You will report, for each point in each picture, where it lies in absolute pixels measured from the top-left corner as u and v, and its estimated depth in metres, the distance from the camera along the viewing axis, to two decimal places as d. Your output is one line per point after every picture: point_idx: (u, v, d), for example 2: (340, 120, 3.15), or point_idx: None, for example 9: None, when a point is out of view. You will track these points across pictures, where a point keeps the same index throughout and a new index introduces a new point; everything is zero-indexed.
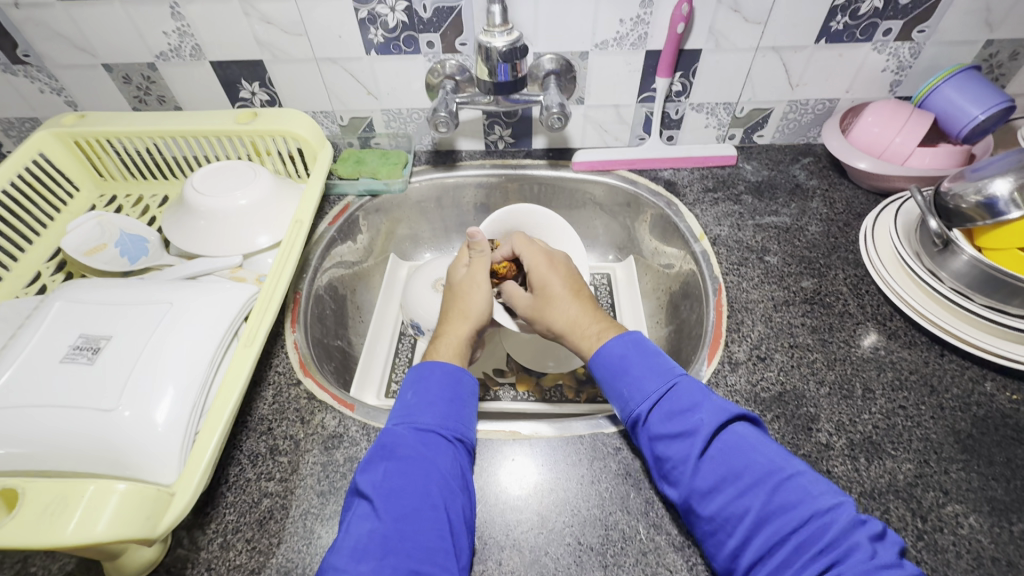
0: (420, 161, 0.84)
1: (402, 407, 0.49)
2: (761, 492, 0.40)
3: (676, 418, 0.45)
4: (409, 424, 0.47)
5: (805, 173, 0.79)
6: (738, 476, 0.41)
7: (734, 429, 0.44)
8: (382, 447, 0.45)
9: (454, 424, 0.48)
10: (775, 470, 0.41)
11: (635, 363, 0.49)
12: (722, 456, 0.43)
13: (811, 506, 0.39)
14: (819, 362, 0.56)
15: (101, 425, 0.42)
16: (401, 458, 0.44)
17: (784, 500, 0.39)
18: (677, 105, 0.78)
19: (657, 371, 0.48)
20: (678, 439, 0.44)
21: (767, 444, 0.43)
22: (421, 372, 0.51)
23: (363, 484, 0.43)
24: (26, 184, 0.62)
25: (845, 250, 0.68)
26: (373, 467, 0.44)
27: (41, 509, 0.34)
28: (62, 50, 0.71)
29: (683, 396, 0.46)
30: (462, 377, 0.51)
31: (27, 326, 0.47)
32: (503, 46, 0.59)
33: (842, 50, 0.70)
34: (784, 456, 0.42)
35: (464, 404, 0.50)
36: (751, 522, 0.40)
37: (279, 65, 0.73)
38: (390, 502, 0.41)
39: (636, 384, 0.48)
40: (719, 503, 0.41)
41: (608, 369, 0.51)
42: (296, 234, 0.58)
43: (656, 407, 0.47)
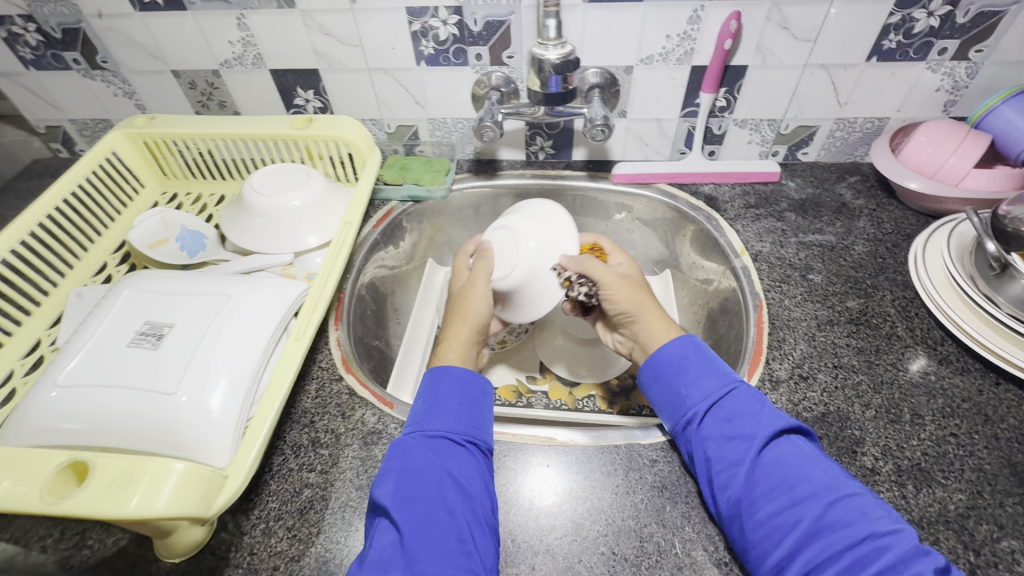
0: (462, 170, 0.86)
1: (414, 414, 0.49)
2: (815, 506, 0.40)
3: (734, 420, 0.45)
4: (420, 432, 0.47)
5: (852, 192, 0.77)
6: (793, 487, 0.41)
7: (791, 441, 0.44)
8: (394, 457, 0.45)
9: (467, 427, 0.48)
10: (832, 487, 0.41)
11: (695, 364, 0.50)
12: (778, 465, 0.43)
13: (866, 526, 0.38)
14: (864, 385, 0.55)
15: (161, 407, 0.44)
16: (413, 468, 0.44)
17: (840, 516, 0.39)
18: (721, 120, 0.78)
19: (714, 375, 0.49)
20: (733, 442, 0.45)
21: (824, 461, 0.43)
22: (434, 378, 0.51)
23: (381, 496, 0.43)
24: (99, 180, 0.67)
25: (893, 271, 0.66)
26: (385, 478, 0.44)
27: (108, 483, 0.36)
28: (136, 57, 0.76)
29: (740, 402, 0.47)
30: (475, 380, 0.52)
31: (98, 312, 0.50)
32: (555, 58, 0.60)
33: (894, 69, 0.69)
34: (842, 477, 0.42)
35: (479, 406, 0.50)
36: (802, 534, 0.39)
37: (334, 74, 0.76)
38: (408, 513, 0.41)
39: (693, 384, 0.49)
40: (769, 509, 0.41)
41: (664, 368, 0.51)
42: (345, 234, 0.60)
43: (712, 408, 0.47)
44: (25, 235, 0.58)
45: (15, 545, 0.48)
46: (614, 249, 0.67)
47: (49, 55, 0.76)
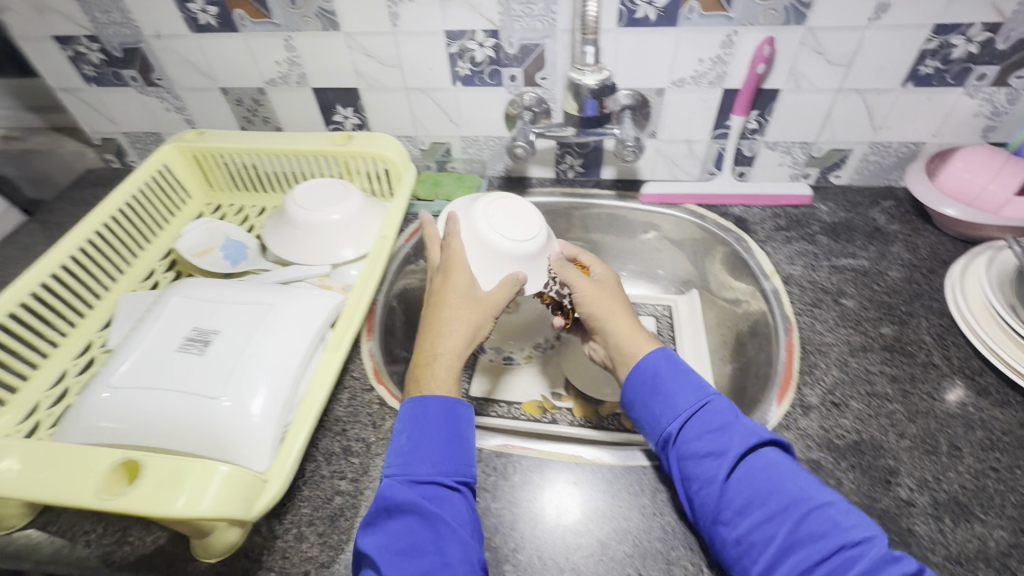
0: (492, 186, 0.88)
1: (397, 454, 0.46)
2: (787, 521, 0.41)
3: (706, 437, 0.46)
4: (406, 477, 0.45)
5: (886, 217, 0.76)
6: (765, 502, 0.42)
7: (764, 454, 0.45)
8: (383, 507, 0.43)
9: (455, 467, 0.46)
10: (803, 499, 0.41)
11: (668, 381, 0.51)
12: (751, 480, 0.43)
13: (840, 537, 0.39)
14: (899, 414, 0.54)
15: (205, 410, 0.46)
16: (404, 521, 0.42)
17: (812, 529, 0.40)
18: (752, 143, 0.78)
19: (687, 390, 0.50)
20: (705, 459, 0.45)
21: (796, 471, 0.44)
22: (415, 413, 0.48)
23: (368, 548, 0.41)
24: (150, 191, 0.70)
25: (929, 298, 0.65)
26: (377, 530, 0.42)
27: (159, 481, 0.38)
28: (189, 75, 0.80)
29: (713, 417, 0.47)
30: (459, 412, 0.49)
31: (150, 316, 0.53)
32: (593, 83, 0.62)
33: (930, 94, 0.69)
34: (815, 486, 0.43)
35: (463, 443, 0.48)
36: (777, 548, 0.40)
37: (373, 93, 0.79)
38: (400, 569, 0.40)
39: (668, 402, 0.50)
40: (745, 526, 0.41)
41: (640, 386, 0.52)
42: (382, 248, 0.62)
43: (686, 425, 0.48)
44: (83, 241, 0.61)
45: (61, 538, 0.50)
46: (594, 260, 0.66)
47: (109, 72, 0.81)
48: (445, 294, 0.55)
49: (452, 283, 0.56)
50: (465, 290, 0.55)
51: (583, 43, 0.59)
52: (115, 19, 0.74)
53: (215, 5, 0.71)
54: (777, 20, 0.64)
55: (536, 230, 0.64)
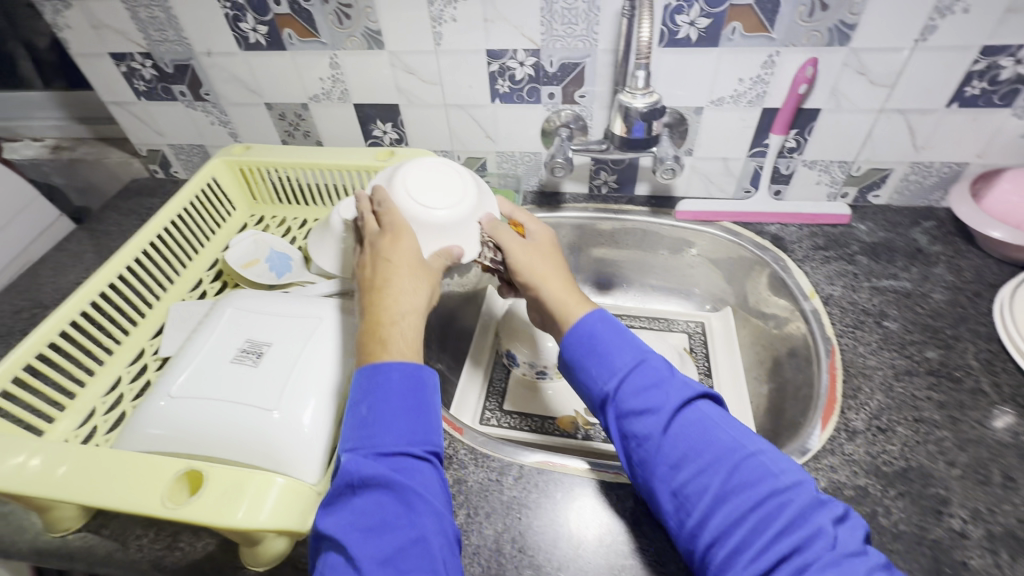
0: (526, 201, 0.89)
1: (358, 425, 0.43)
2: (721, 472, 0.41)
3: (642, 394, 0.46)
4: (370, 449, 0.41)
5: (927, 238, 0.75)
6: (699, 455, 0.42)
7: (698, 407, 0.45)
8: (345, 484, 0.40)
9: (421, 436, 0.43)
10: (736, 448, 0.42)
11: (605, 339, 0.50)
12: (687, 433, 0.43)
13: (771, 485, 0.40)
14: (948, 441, 0.53)
15: (260, 422, 0.47)
16: (370, 498, 0.39)
17: (745, 478, 0.40)
18: (789, 161, 0.78)
19: (625, 349, 0.49)
20: (642, 416, 0.45)
21: (729, 421, 0.44)
22: (374, 379, 0.44)
23: (330, 529, 0.39)
24: (200, 204, 0.73)
25: (976, 322, 0.64)
26: (342, 510, 0.39)
27: (222, 491, 0.39)
28: (236, 91, 0.83)
29: (648, 373, 0.47)
30: (425, 378, 0.45)
31: (205, 327, 0.55)
32: (643, 107, 0.62)
33: (976, 115, 0.68)
34: (747, 436, 0.43)
35: (429, 410, 0.44)
36: (712, 500, 0.40)
37: (412, 109, 0.81)
38: (367, 549, 0.37)
39: (606, 360, 0.49)
40: (681, 479, 0.42)
41: (578, 345, 0.51)
42: None
43: (623, 383, 0.47)
44: (139, 252, 0.64)
45: (114, 542, 0.51)
46: (530, 220, 0.66)
47: (160, 87, 0.84)
48: (395, 257, 0.51)
49: (402, 246, 0.52)
50: (413, 253, 0.52)
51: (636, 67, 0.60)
52: (168, 37, 0.77)
53: (265, 24, 0.73)
54: (820, 41, 0.64)
55: (469, 191, 0.62)
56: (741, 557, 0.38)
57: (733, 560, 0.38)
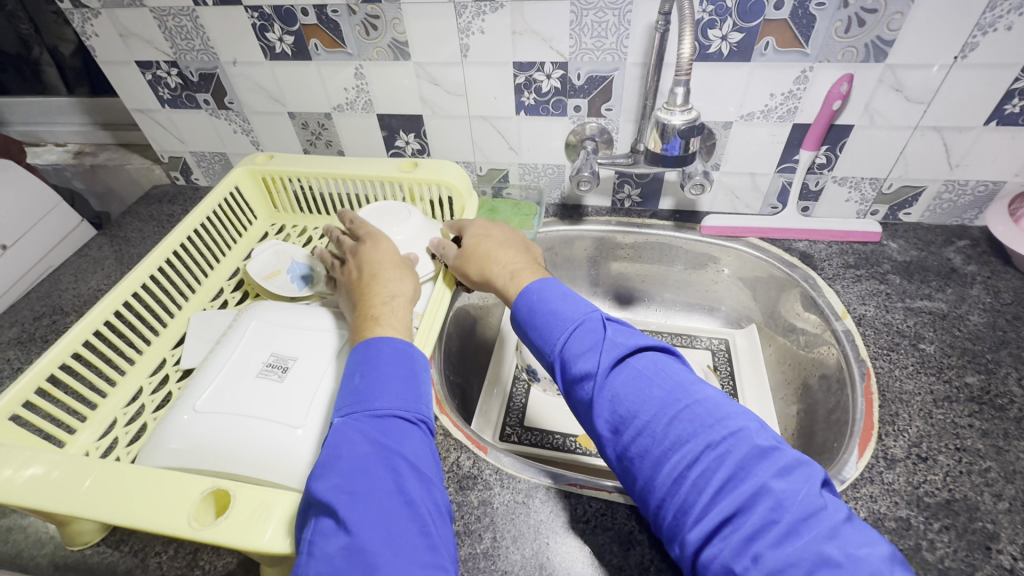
0: (548, 214, 0.88)
1: (351, 392, 0.44)
2: (659, 430, 0.40)
3: (579, 357, 0.45)
4: (364, 411, 0.42)
5: (961, 257, 0.73)
6: (637, 415, 0.41)
7: (634, 364, 0.44)
8: (336, 444, 0.39)
9: (413, 405, 0.44)
10: (672, 403, 0.40)
11: (545, 305, 0.50)
12: (622, 393, 0.42)
13: (707, 437, 0.38)
14: (993, 472, 0.51)
15: (284, 440, 0.46)
16: (364, 457, 0.38)
17: (681, 432, 0.39)
18: (819, 177, 0.76)
19: (563, 314, 0.48)
20: (581, 380, 0.45)
21: (667, 374, 0.42)
22: (367, 352, 0.46)
23: (318, 489, 0.37)
24: (222, 213, 0.72)
25: (1016, 346, 0.62)
26: (331, 470, 0.38)
27: (248, 513, 0.38)
28: (259, 99, 0.83)
29: (585, 335, 0.46)
30: (414, 355, 0.48)
31: (230, 338, 0.54)
32: (681, 124, 0.60)
33: (1015, 133, 0.66)
34: (686, 387, 0.41)
35: (419, 382, 0.46)
36: (655, 460, 0.39)
37: (436, 120, 0.81)
38: (358, 505, 0.36)
39: (546, 327, 0.49)
40: (625, 439, 0.41)
41: (524, 313, 0.51)
42: (442, 296, 0.64)
43: (563, 348, 0.47)
44: (162, 261, 0.63)
45: (133, 558, 0.50)
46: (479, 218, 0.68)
47: (184, 96, 0.84)
48: (378, 258, 0.58)
49: (378, 251, 0.59)
50: (391, 255, 0.59)
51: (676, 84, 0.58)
52: (195, 46, 0.77)
53: (292, 34, 0.73)
54: (855, 57, 0.63)
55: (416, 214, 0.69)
56: (689, 515, 0.37)
57: (682, 518, 0.37)
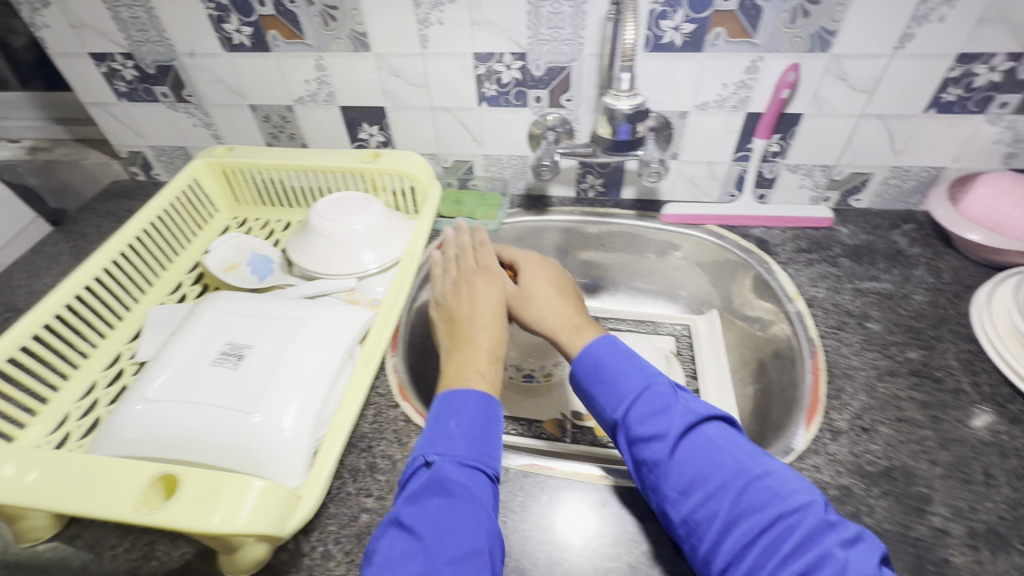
0: (513, 205, 0.89)
1: (442, 437, 0.47)
2: (728, 496, 0.42)
3: (648, 420, 0.47)
4: (452, 459, 0.46)
5: (907, 240, 0.77)
6: (708, 480, 0.43)
7: (704, 430, 0.46)
8: (432, 483, 0.44)
9: (492, 460, 0.48)
10: (743, 472, 0.42)
11: (608, 365, 0.52)
12: (691, 459, 0.44)
13: (778, 507, 0.40)
14: (930, 441, 0.53)
15: (239, 424, 0.46)
16: (451, 499, 0.43)
17: (752, 501, 0.41)
18: (773, 165, 0.79)
19: (630, 374, 0.50)
20: (650, 442, 0.46)
21: (737, 446, 0.44)
22: (453, 400, 0.50)
23: (405, 515, 0.42)
24: (179, 206, 0.72)
25: (955, 322, 0.65)
26: (424, 502, 0.43)
27: (198, 495, 0.38)
28: (219, 92, 0.82)
29: (654, 399, 0.48)
30: (494, 405, 0.51)
31: (184, 329, 0.54)
32: (627, 108, 0.64)
33: (952, 120, 0.69)
34: (753, 458, 0.44)
35: (492, 437, 0.49)
36: (721, 524, 0.41)
37: (399, 112, 0.81)
38: (439, 542, 0.40)
39: (614, 386, 0.51)
40: (692, 505, 0.43)
41: (587, 370, 0.53)
42: (409, 265, 0.63)
43: (630, 410, 0.48)
44: (116, 255, 0.62)
45: (87, 552, 0.49)
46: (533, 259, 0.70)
47: (141, 88, 0.83)
48: (479, 302, 0.62)
49: (477, 294, 0.63)
50: (491, 301, 0.62)
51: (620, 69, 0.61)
52: (150, 37, 0.76)
53: (250, 25, 0.73)
54: (802, 47, 0.65)
55: (374, 203, 0.68)
56: None
57: None
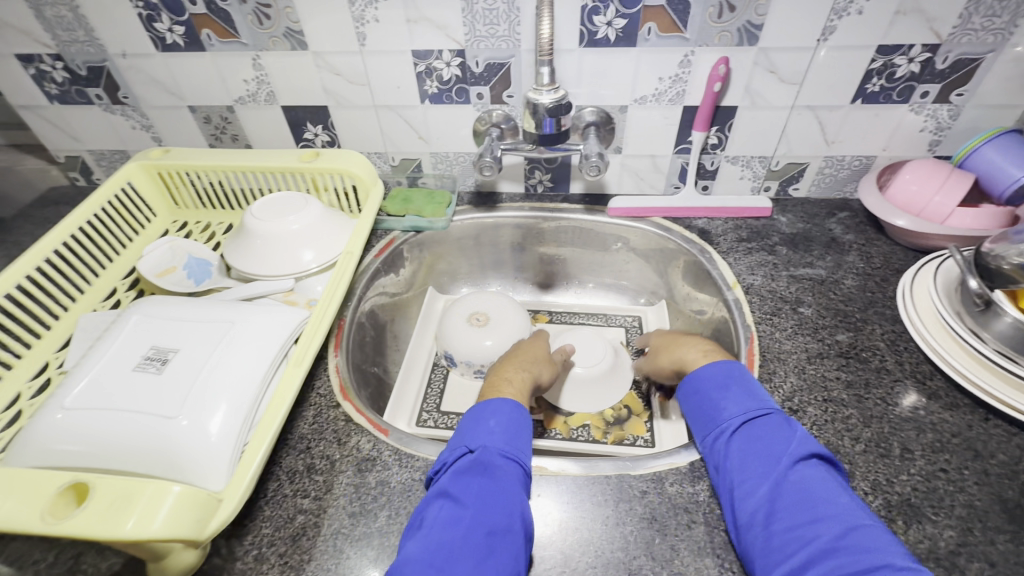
0: (463, 202, 0.89)
1: (486, 432, 0.51)
2: (834, 528, 0.41)
3: (764, 439, 0.48)
4: (499, 451, 0.49)
5: (842, 228, 0.79)
6: (815, 506, 0.43)
7: (819, 469, 0.46)
8: (480, 464, 0.48)
9: (526, 459, 0.50)
10: (852, 515, 0.42)
11: (737, 385, 0.54)
12: (802, 483, 0.45)
13: (886, 556, 0.38)
14: (854, 419, 0.55)
15: (162, 430, 0.46)
16: (496, 484, 0.46)
17: (858, 542, 0.40)
18: (713, 157, 0.81)
19: (756, 399, 0.52)
20: (761, 457, 0.47)
21: (847, 496, 0.44)
22: (491, 406, 0.54)
23: (452, 487, 0.46)
24: (113, 210, 0.70)
25: (882, 305, 0.67)
26: (468, 478, 0.46)
27: (106, 504, 0.38)
28: (155, 93, 0.80)
29: (776, 425, 0.49)
30: (521, 414, 0.54)
31: (108, 336, 0.53)
32: (548, 102, 0.65)
33: (878, 110, 0.72)
34: (864, 511, 0.43)
35: (519, 434, 0.52)
36: (815, 550, 0.40)
37: (342, 111, 0.80)
38: (481, 515, 0.44)
39: (731, 401, 0.52)
40: (788, 523, 0.43)
41: (708, 385, 0.55)
42: (346, 263, 0.63)
43: (747, 425, 0.50)
44: (41, 262, 0.61)
45: (8, 568, 0.48)
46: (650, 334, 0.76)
47: (74, 90, 0.81)
48: (532, 347, 0.72)
49: (537, 343, 0.73)
50: (542, 348, 0.72)
51: (539, 63, 0.64)
52: (79, 37, 0.74)
53: (182, 24, 0.71)
54: (731, 41, 0.67)
55: (309, 200, 0.68)
56: None
57: None
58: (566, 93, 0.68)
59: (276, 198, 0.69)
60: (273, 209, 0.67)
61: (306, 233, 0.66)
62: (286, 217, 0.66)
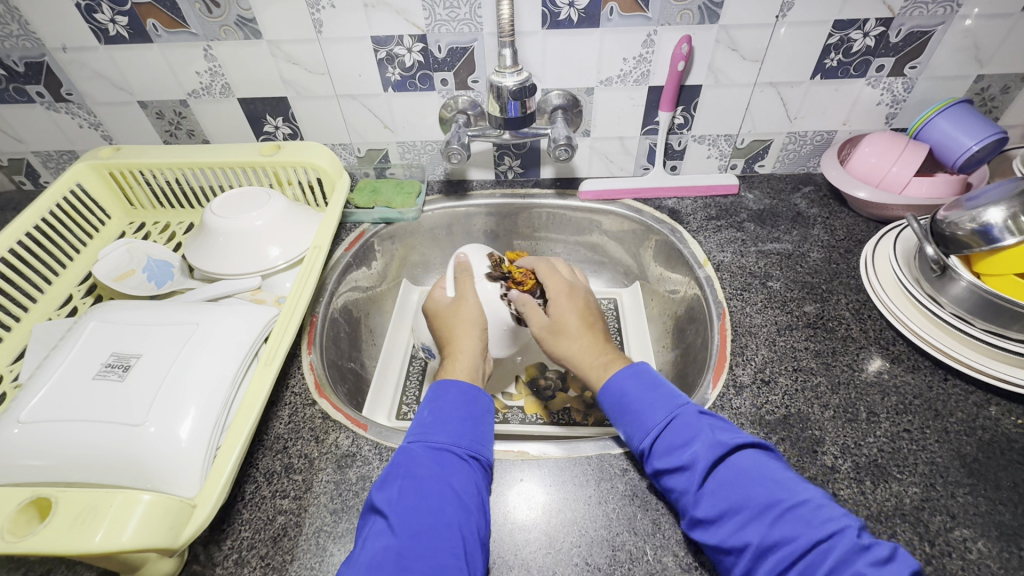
0: (433, 191, 0.88)
1: (419, 425, 0.51)
2: (761, 525, 0.41)
3: (674, 452, 0.47)
4: (425, 443, 0.49)
5: (806, 202, 0.81)
6: (738, 508, 0.42)
7: (732, 459, 0.45)
8: (399, 464, 0.47)
9: (467, 442, 0.49)
10: (774, 501, 0.41)
11: (635, 398, 0.52)
12: (720, 487, 0.44)
13: (811, 535, 0.39)
14: (822, 386, 0.57)
15: (129, 437, 0.44)
16: (417, 477, 0.45)
17: (785, 531, 0.40)
18: (680, 137, 0.81)
19: (655, 406, 0.50)
20: (677, 473, 0.46)
21: (765, 476, 0.43)
22: (438, 392, 0.54)
23: (378, 500, 0.44)
24: (64, 213, 0.67)
25: (847, 276, 0.69)
26: (390, 484, 0.45)
27: (72, 518, 0.36)
28: (101, 88, 0.76)
29: (679, 430, 0.48)
30: (478, 397, 0.54)
31: (64, 343, 0.51)
32: (512, 85, 0.64)
33: (837, 85, 0.73)
34: (786, 485, 0.42)
35: (479, 422, 0.52)
36: (753, 553, 0.40)
37: (303, 101, 0.78)
38: (408, 521, 0.42)
39: (638, 418, 0.51)
40: (722, 534, 0.42)
41: (613, 405, 0.53)
42: (315, 257, 0.61)
43: (656, 442, 0.49)
44: None
45: None
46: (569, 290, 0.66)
47: (12, 88, 0.76)
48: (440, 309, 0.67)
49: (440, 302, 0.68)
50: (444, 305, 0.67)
51: (501, 45, 0.62)
52: (13, 31, 0.69)
53: (124, 14, 0.67)
54: (692, 19, 0.67)
55: (273, 195, 0.66)
56: None
57: None
58: (530, 75, 0.67)
59: (233, 195, 0.66)
60: (235, 207, 0.65)
61: (272, 230, 0.64)
62: (247, 214, 0.64)
